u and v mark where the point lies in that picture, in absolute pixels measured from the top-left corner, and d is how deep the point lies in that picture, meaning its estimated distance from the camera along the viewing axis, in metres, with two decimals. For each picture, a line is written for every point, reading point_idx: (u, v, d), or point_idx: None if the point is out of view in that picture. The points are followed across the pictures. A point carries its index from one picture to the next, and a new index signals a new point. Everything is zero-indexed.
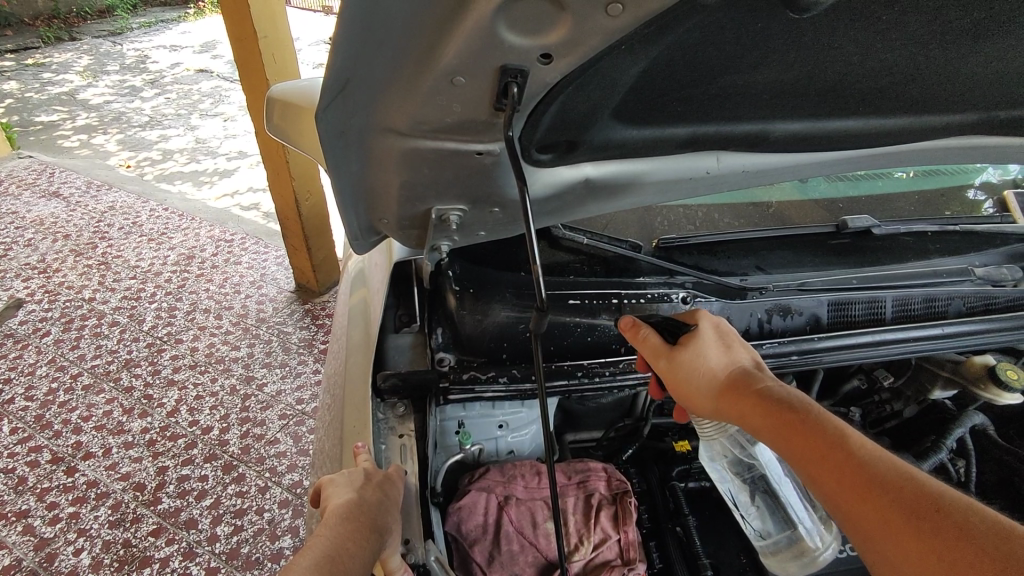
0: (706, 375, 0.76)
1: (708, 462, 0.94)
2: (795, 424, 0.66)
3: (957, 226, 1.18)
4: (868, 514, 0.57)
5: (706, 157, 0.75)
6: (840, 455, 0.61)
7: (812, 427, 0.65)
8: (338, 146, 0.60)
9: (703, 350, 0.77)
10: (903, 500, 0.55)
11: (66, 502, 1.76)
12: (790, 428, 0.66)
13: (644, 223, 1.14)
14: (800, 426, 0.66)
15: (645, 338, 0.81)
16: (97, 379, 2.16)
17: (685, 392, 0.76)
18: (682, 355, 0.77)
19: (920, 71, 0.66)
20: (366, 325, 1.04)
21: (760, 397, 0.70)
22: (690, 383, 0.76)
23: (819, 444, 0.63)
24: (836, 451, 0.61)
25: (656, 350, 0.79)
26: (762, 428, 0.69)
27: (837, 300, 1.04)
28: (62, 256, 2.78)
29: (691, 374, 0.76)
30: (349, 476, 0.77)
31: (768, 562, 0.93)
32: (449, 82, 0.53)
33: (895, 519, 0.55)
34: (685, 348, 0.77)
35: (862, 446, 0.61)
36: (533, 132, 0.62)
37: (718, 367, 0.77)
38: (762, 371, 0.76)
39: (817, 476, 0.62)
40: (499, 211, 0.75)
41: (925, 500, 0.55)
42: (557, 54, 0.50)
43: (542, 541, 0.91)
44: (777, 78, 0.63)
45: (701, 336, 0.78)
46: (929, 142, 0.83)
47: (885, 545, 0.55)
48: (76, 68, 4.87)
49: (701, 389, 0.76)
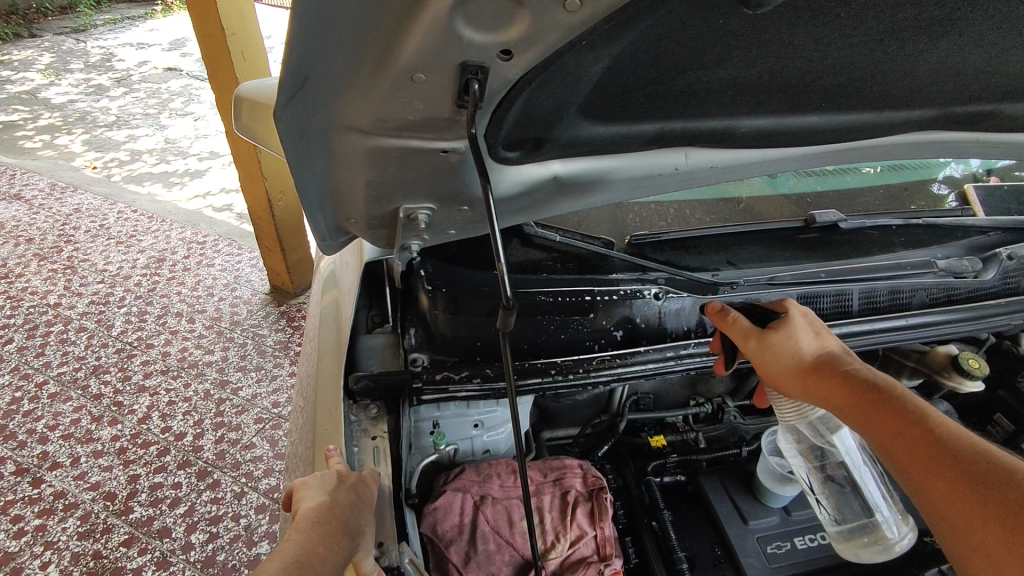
0: (792, 357, 0.77)
1: (786, 447, 0.95)
2: (875, 401, 0.67)
3: (919, 221, 1.21)
4: (941, 486, 0.57)
5: (674, 153, 0.76)
6: (917, 432, 0.62)
7: (891, 404, 0.66)
8: (299, 144, 0.59)
9: (792, 334, 0.78)
10: (975, 474, 0.56)
11: (31, 514, 1.70)
12: (872, 407, 0.67)
13: (616, 220, 1.15)
14: (879, 403, 0.66)
15: (734, 320, 0.83)
16: (63, 387, 2.10)
17: (770, 371, 0.78)
18: (772, 336, 0.78)
19: (878, 68, 0.67)
20: (337, 326, 1.02)
21: (846, 377, 0.71)
22: (777, 364, 0.77)
23: (897, 421, 0.64)
24: (914, 428, 0.62)
25: (744, 331, 0.81)
26: (841, 405, 0.69)
27: (805, 294, 1.04)
28: (24, 261, 2.70)
29: (779, 354, 0.77)
30: (321, 479, 0.76)
31: (841, 549, 0.94)
32: (409, 80, 0.52)
33: (967, 491, 0.56)
34: (775, 330, 0.79)
35: (940, 425, 0.62)
36: (497, 129, 0.62)
37: (807, 351, 0.77)
38: (852, 357, 0.75)
39: (890, 450, 0.63)
40: (468, 210, 0.75)
41: (997, 475, 0.55)
42: (516, 50, 0.50)
43: (518, 540, 0.91)
44: (740, 75, 0.64)
45: (790, 321, 0.79)
46: (892, 138, 0.84)
47: (952, 514, 0.56)
48: (37, 67, 4.71)
49: (787, 370, 0.76)
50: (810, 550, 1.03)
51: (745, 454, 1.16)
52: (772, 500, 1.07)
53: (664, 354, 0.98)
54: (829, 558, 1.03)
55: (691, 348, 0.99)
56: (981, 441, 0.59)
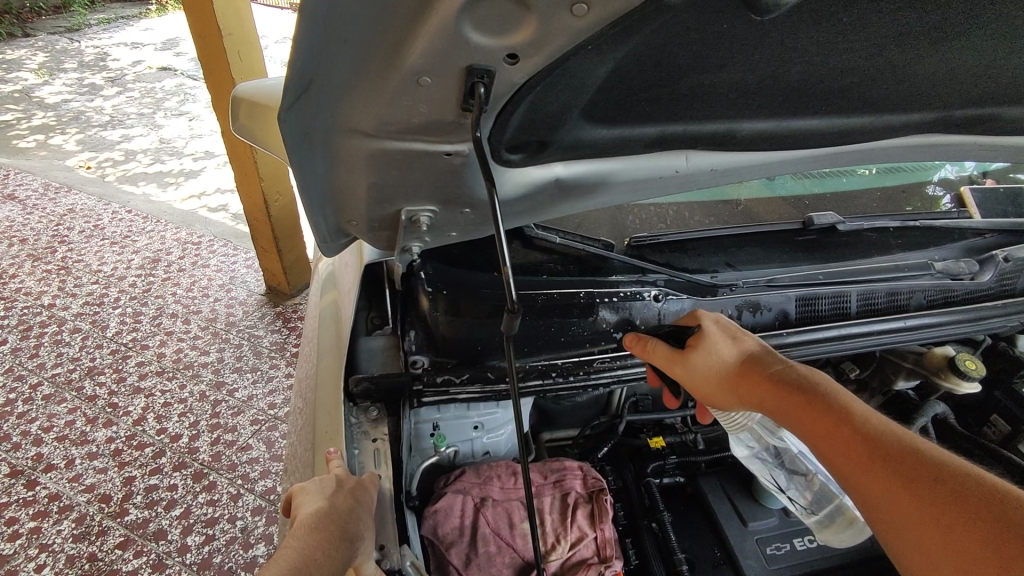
0: (718, 371, 0.79)
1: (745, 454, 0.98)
2: (804, 403, 0.68)
3: (917, 222, 1.21)
4: (874, 481, 0.57)
5: (675, 156, 0.76)
6: (845, 432, 0.62)
7: (816, 402, 0.67)
8: (301, 147, 0.59)
9: (711, 349, 0.80)
10: (904, 469, 0.55)
11: (26, 516, 1.69)
12: (801, 409, 0.68)
13: (616, 222, 1.14)
14: (806, 403, 0.67)
15: (654, 348, 0.84)
16: (57, 388, 2.08)
17: (704, 391, 0.80)
18: (692, 357, 0.80)
19: (879, 71, 0.68)
20: (337, 327, 1.02)
21: (768, 380, 0.73)
22: (706, 381, 0.79)
23: (828, 421, 0.64)
24: (843, 428, 0.62)
25: (668, 358, 0.82)
26: (772, 409, 0.71)
27: (804, 296, 1.05)
28: (17, 261, 2.68)
29: (703, 370, 0.80)
30: (320, 484, 0.75)
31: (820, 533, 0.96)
32: (415, 83, 0.52)
33: (897, 486, 0.55)
34: (694, 348, 0.81)
35: (868, 421, 0.62)
36: (502, 132, 0.62)
37: (730, 357, 0.79)
38: (772, 354, 0.78)
39: (828, 452, 0.63)
40: (470, 212, 0.74)
41: (924, 467, 0.55)
42: (523, 55, 0.50)
43: (518, 542, 0.91)
44: (743, 78, 0.64)
45: (706, 336, 0.81)
46: (889, 141, 0.85)
47: (886, 512, 0.55)
48: (29, 66, 4.68)
49: (715, 385, 0.79)
50: (808, 551, 1.03)
51: None
52: (771, 501, 1.07)
53: None
54: (828, 558, 1.03)
55: None
56: (910, 434, 0.59)
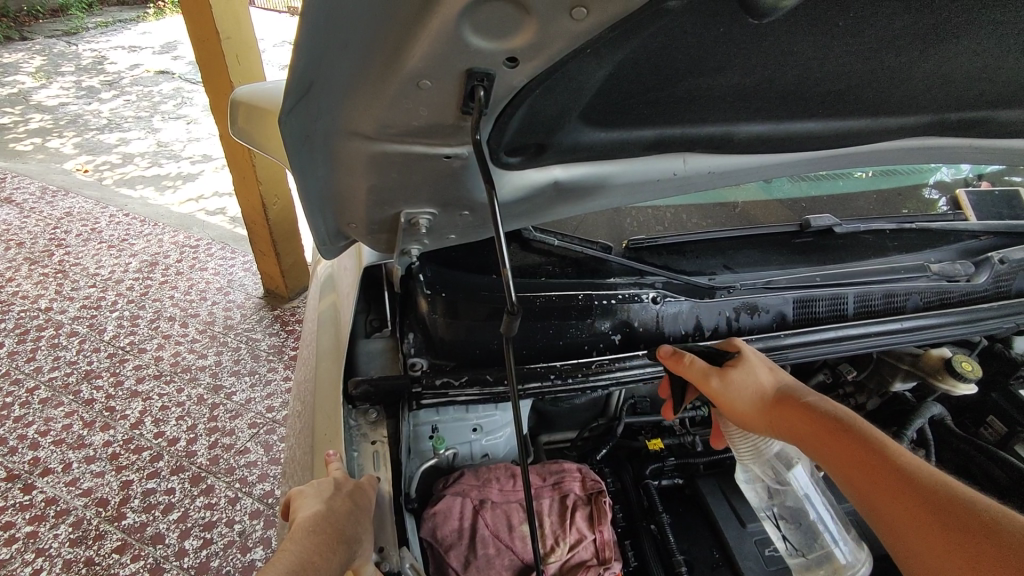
0: (754, 392, 0.80)
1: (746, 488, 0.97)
2: (835, 433, 0.70)
3: (913, 224, 1.22)
4: (898, 508, 0.59)
5: (672, 159, 0.77)
6: (872, 460, 0.64)
7: (851, 436, 0.68)
8: (301, 149, 0.59)
9: (750, 370, 0.81)
10: (930, 498, 0.57)
11: (22, 521, 1.69)
12: (833, 437, 0.69)
13: (613, 224, 1.15)
14: (838, 432, 0.69)
15: (691, 362, 0.83)
16: (55, 392, 2.08)
17: (736, 409, 0.79)
18: (732, 373, 0.81)
19: (874, 75, 0.69)
20: (336, 331, 1.02)
21: (806, 410, 0.74)
22: (741, 403, 0.79)
23: (858, 450, 0.66)
24: (872, 457, 0.64)
25: (705, 371, 0.82)
26: (803, 435, 0.72)
27: (801, 298, 1.06)
28: (15, 265, 2.68)
29: (740, 392, 0.80)
30: (318, 486, 0.75)
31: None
32: (416, 86, 0.52)
33: (922, 513, 0.57)
34: (733, 369, 0.81)
35: (897, 453, 0.64)
36: (501, 135, 0.62)
37: (768, 385, 0.80)
38: (806, 389, 0.79)
39: (854, 480, 0.65)
40: (468, 214, 0.75)
41: (949, 501, 0.56)
42: (522, 58, 0.50)
43: (518, 544, 0.91)
44: (740, 82, 0.65)
45: (747, 358, 0.83)
46: (884, 145, 0.85)
47: (909, 538, 0.57)
48: (26, 70, 4.68)
49: (748, 404, 0.79)
50: None
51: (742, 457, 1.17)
52: None
53: None
54: None
55: None
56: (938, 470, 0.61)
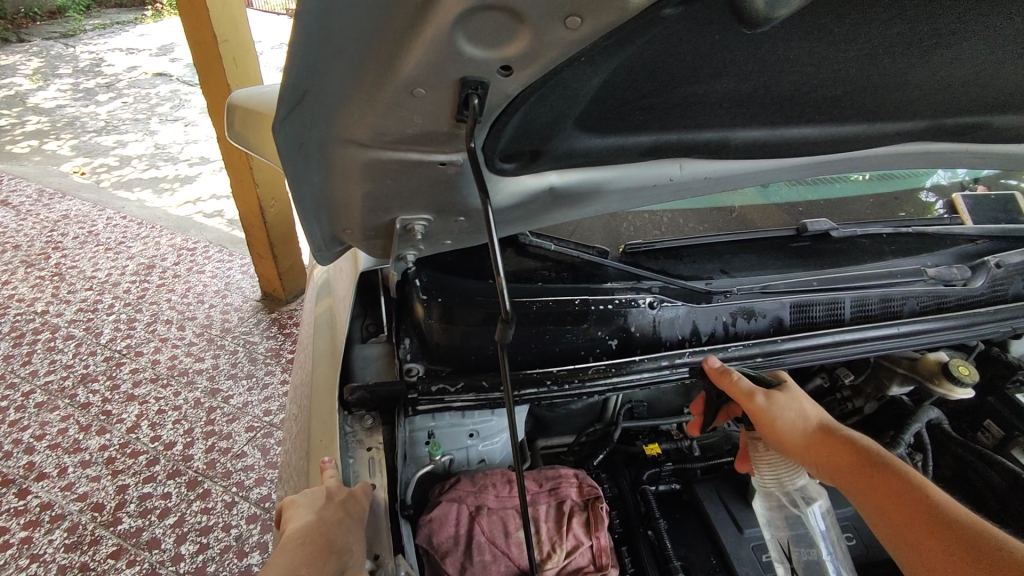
0: (796, 418, 0.88)
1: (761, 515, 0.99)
2: (870, 467, 0.79)
3: (910, 229, 1.22)
4: (935, 543, 0.69)
5: (668, 165, 0.76)
6: (909, 495, 0.74)
7: (885, 471, 0.78)
8: (295, 157, 0.59)
9: (794, 398, 0.90)
10: (964, 537, 0.68)
11: (17, 526, 1.68)
12: (869, 471, 0.79)
13: (610, 229, 1.15)
14: (874, 467, 0.79)
15: (738, 379, 0.91)
16: (50, 396, 2.07)
17: (777, 430, 0.87)
18: (778, 397, 0.89)
19: (870, 81, 0.69)
20: (332, 335, 1.02)
21: (846, 443, 0.83)
22: (784, 424, 0.87)
23: (893, 485, 0.76)
24: (908, 493, 0.74)
25: (751, 391, 0.90)
26: (841, 465, 0.81)
27: (798, 303, 1.05)
28: (11, 268, 2.67)
29: (785, 414, 0.88)
30: (310, 497, 0.76)
31: None
32: (409, 94, 0.52)
33: (957, 549, 0.67)
34: (780, 393, 0.90)
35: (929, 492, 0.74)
36: (496, 142, 0.62)
37: (810, 415, 0.89)
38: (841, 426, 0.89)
39: (888, 511, 0.75)
40: (464, 220, 0.74)
41: (979, 540, 0.67)
42: (516, 67, 0.50)
43: (514, 551, 0.91)
44: (735, 88, 0.65)
45: (791, 388, 0.91)
46: (879, 150, 0.85)
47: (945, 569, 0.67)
48: (24, 72, 4.67)
49: (790, 428, 0.87)
50: None
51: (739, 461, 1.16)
52: None
53: (659, 363, 0.97)
54: None
55: (686, 356, 0.98)
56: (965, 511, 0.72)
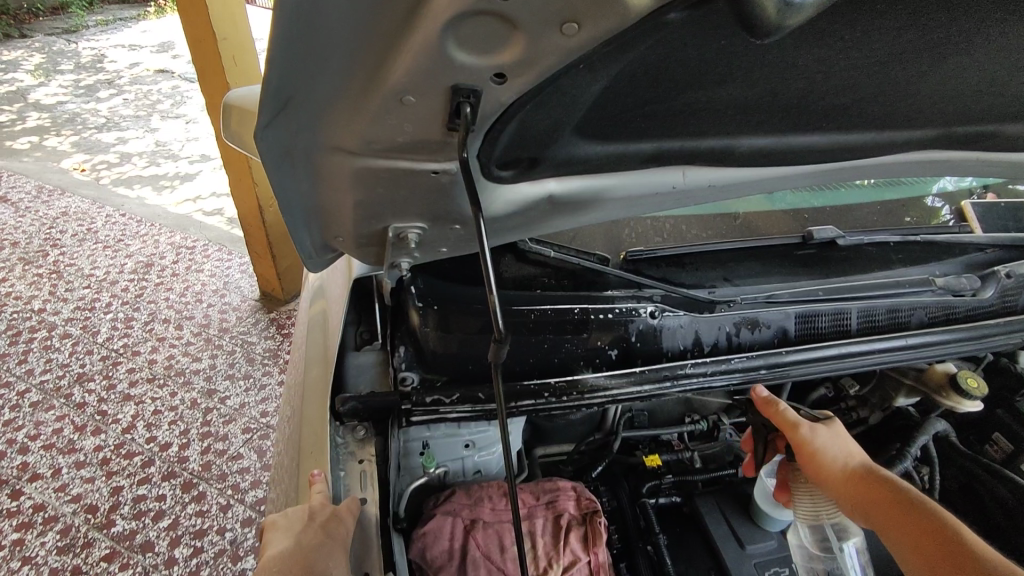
0: (836, 453, 0.88)
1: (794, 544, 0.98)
2: (907, 507, 0.79)
3: (918, 237, 1.19)
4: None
5: (671, 172, 0.73)
6: (942, 537, 0.74)
7: (921, 513, 0.78)
8: (281, 165, 0.56)
9: (836, 434, 0.90)
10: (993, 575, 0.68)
11: (10, 528, 1.66)
12: (905, 510, 0.79)
13: (611, 236, 1.13)
14: (910, 508, 0.79)
15: (783, 409, 0.92)
16: (46, 395, 2.05)
17: (819, 461, 0.87)
18: (820, 430, 0.89)
19: (882, 88, 0.66)
20: (326, 341, 1.00)
21: (884, 483, 0.83)
22: (827, 457, 0.87)
23: (927, 526, 0.76)
24: (941, 534, 0.75)
25: (796, 422, 0.90)
26: (877, 502, 0.81)
27: (803, 313, 1.03)
28: (9, 265, 2.65)
29: (830, 449, 0.88)
30: (290, 519, 0.75)
31: None
32: (399, 102, 0.50)
33: None
34: (823, 427, 0.90)
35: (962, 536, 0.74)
36: (491, 150, 0.59)
37: (855, 454, 0.88)
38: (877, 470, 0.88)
39: (920, 550, 0.75)
40: (460, 228, 0.72)
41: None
42: (510, 74, 0.47)
43: (509, 566, 0.88)
44: (741, 95, 0.63)
45: (834, 426, 0.91)
46: (888, 158, 0.82)
47: None
48: (25, 67, 4.66)
49: (830, 462, 0.87)
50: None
51: (741, 474, 1.14)
52: (769, 523, 1.04)
53: (660, 375, 0.94)
54: None
55: (688, 369, 0.95)
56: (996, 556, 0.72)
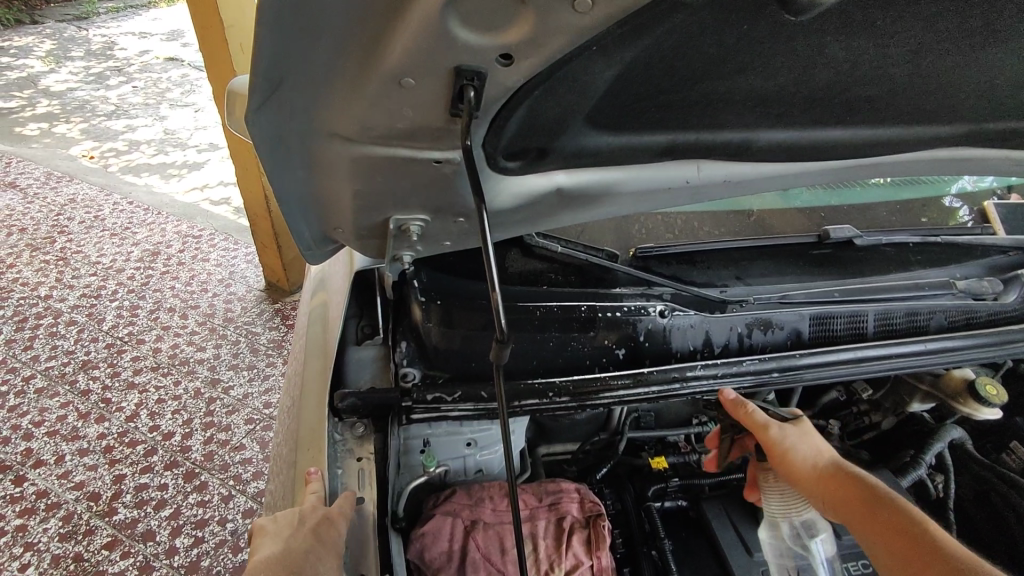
0: (807, 452, 0.86)
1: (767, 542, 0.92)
2: (877, 503, 0.80)
3: (938, 238, 1.15)
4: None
5: (685, 166, 0.70)
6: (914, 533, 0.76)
7: (891, 509, 0.79)
8: (275, 150, 0.54)
9: (804, 432, 0.87)
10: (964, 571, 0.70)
11: (13, 514, 1.66)
12: (875, 507, 0.80)
13: (621, 231, 1.10)
14: (879, 505, 0.80)
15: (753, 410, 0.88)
16: (51, 382, 2.05)
17: (791, 463, 0.84)
18: (790, 430, 0.87)
19: (911, 80, 0.63)
20: (326, 334, 0.97)
21: (853, 480, 0.83)
22: (798, 457, 0.85)
23: (897, 523, 0.77)
24: (911, 531, 0.76)
25: (766, 423, 0.87)
26: (848, 501, 0.81)
27: (818, 315, 1.00)
28: (17, 251, 2.65)
29: (799, 448, 0.85)
30: (281, 523, 0.73)
31: None
32: (398, 85, 0.47)
33: None
34: (792, 427, 0.87)
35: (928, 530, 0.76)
36: (497, 138, 0.57)
37: (823, 450, 0.87)
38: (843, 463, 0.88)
39: (893, 548, 0.76)
40: (463, 221, 0.69)
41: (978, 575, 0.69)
42: (517, 55, 0.44)
43: (510, 569, 0.86)
44: (761, 86, 0.60)
45: (801, 423, 0.89)
46: (918, 154, 0.77)
47: None
48: (37, 54, 4.66)
49: (802, 463, 0.85)
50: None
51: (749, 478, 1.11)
52: None
53: (669, 376, 0.91)
54: None
55: (698, 371, 0.92)
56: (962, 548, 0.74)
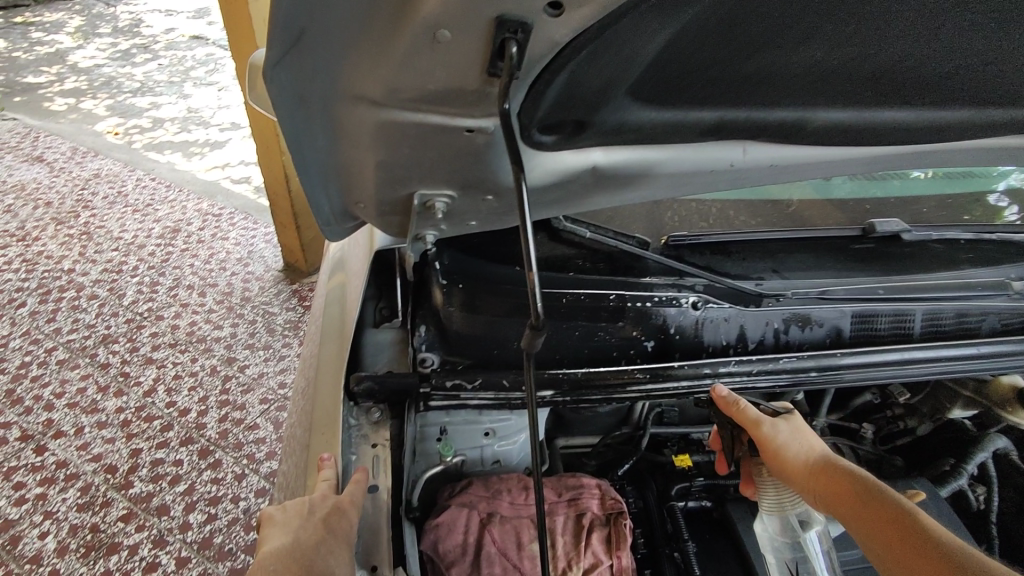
0: (798, 447, 0.83)
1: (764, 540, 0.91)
2: (868, 497, 0.75)
3: (992, 235, 1.08)
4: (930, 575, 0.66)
5: (731, 148, 0.65)
6: (907, 527, 0.71)
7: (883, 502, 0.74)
8: (296, 112, 0.50)
9: (796, 427, 0.85)
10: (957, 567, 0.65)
11: (33, 483, 1.68)
12: (867, 501, 0.75)
13: (652, 217, 1.02)
14: (870, 498, 0.75)
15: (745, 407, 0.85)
16: (72, 354, 2.06)
17: (781, 460, 0.82)
18: (780, 425, 0.84)
19: (988, 56, 0.57)
20: (344, 315, 0.94)
21: (845, 474, 0.79)
22: (788, 454, 0.82)
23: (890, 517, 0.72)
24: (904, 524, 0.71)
25: (755, 419, 0.84)
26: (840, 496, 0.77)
27: (860, 312, 0.95)
28: (42, 224, 2.68)
29: (791, 445, 0.83)
30: (289, 512, 0.71)
31: None
32: (432, 38, 0.44)
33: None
34: (783, 422, 0.85)
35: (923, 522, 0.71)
36: (534, 107, 0.53)
37: (815, 446, 0.83)
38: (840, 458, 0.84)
39: (884, 545, 0.71)
40: (493, 200, 0.65)
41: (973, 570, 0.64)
42: (569, 4, 0.42)
43: (526, 565, 0.83)
44: (823, 59, 0.54)
45: (795, 419, 0.86)
46: (978, 142, 0.72)
47: None
48: (66, 30, 4.69)
49: (792, 459, 0.82)
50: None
51: None
52: None
53: (699, 370, 0.88)
54: None
55: (730, 366, 0.89)
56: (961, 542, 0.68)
